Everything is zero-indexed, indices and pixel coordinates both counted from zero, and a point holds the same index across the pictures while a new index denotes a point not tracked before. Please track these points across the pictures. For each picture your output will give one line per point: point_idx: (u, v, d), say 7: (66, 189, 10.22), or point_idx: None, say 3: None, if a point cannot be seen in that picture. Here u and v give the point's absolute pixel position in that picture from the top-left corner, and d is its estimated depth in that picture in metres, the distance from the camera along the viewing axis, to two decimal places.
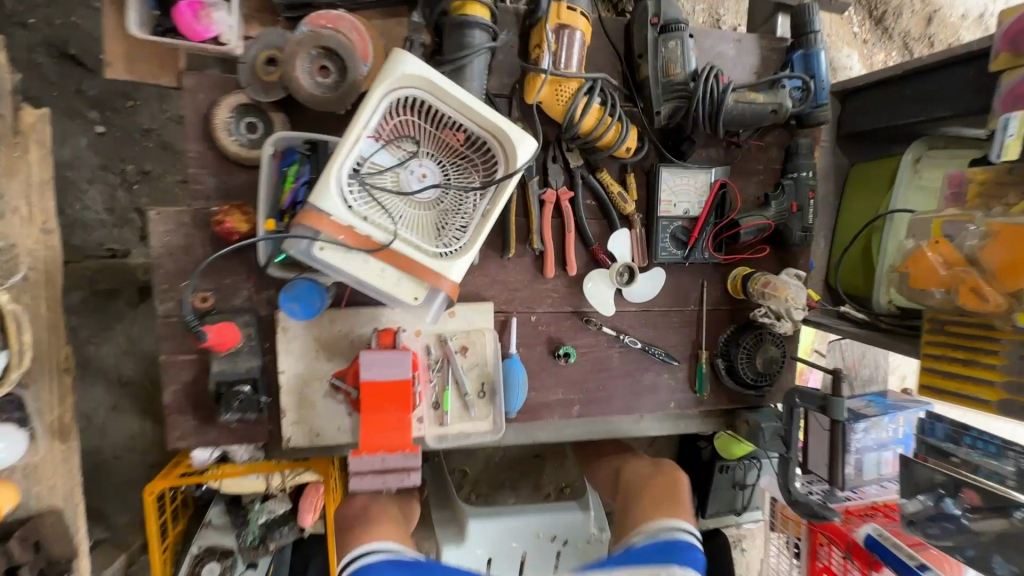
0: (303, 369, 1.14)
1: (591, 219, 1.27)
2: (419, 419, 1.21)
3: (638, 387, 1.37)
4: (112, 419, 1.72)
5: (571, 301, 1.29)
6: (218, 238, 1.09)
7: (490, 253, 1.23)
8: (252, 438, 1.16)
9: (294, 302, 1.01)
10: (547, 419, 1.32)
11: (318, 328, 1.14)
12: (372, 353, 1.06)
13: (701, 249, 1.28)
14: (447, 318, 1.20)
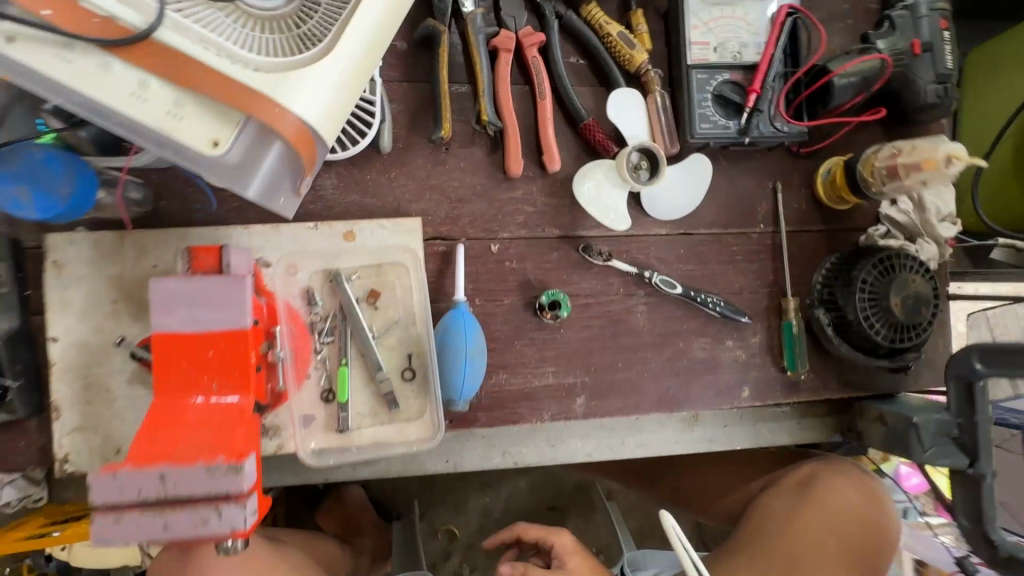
0: (89, 338, 0.67)
1: (579, 85, 0.78)
2: (299, 419, 0.70)
3: (684, 363, 0.82)
4: None
5: (556, 220, 0.78)
6: None
7: (415, 140, 0.74)
8: (9, 463, 0.67)
9: (18, 186, 0.54)
10: (530, 420, 0.77)
11: (115, 263, 0.67)
12: (174, 279, 0.57)
13: (769, 116, 0.76)
14: (342, 242, 0.71)
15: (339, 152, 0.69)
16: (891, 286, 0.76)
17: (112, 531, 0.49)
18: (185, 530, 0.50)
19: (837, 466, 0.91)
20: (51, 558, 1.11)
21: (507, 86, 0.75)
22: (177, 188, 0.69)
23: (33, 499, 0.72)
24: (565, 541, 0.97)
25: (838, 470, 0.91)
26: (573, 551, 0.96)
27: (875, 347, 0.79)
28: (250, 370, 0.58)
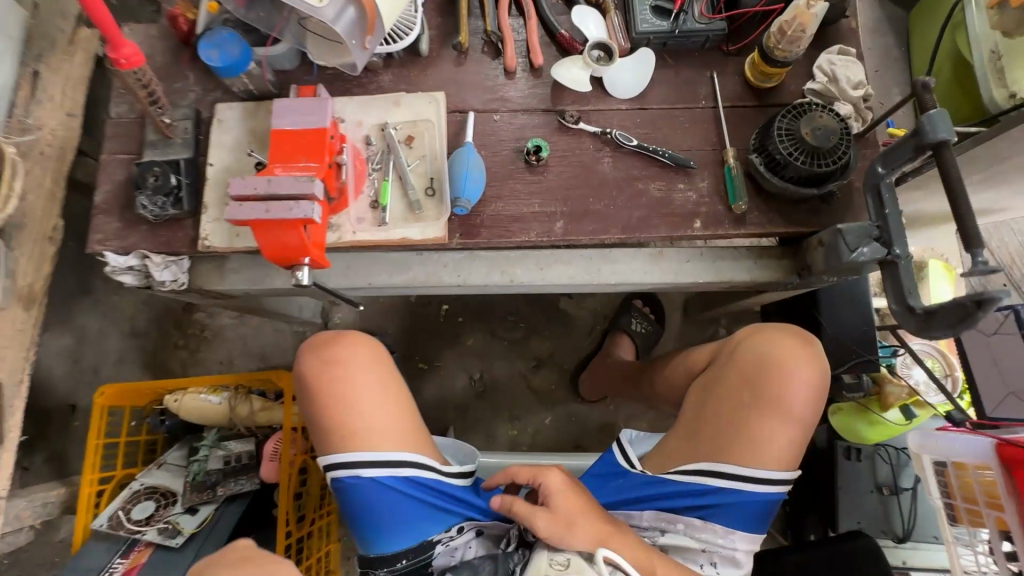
0: (231, 164, 1.04)
1: (558, 13, 1.12)
2: (356, 220, 1.00)
3: (644, 199, 1.04)
4: (122, 371, 1.74)
5: (542, 99, 1.08)
6: (172, 47, 1.11)
7: (443, 49, 1.11)
8: (172, 245, 1.02)
9: (213, 50, 0.97)
10: (520, 235, 1.02)
11: (253, 120, 1.05)
12: (287, 101, 0.94)
13: (694, 16, 1.06)
14: (391, 106, 1.05)
15: (391, 44, 1.04)
16: (801, 122, 0.96)
17: (238, 210, 0.80)
18: (279, 213, 0.80)
19: (762, 328, 1.09)
20: (165, 419, 1.43)
21: (505, 11, 1.09)
22: (292, 78, 1.07)
23: (178, 283, 1.07)
24: (551, 479, 0.96)
25: (758, 333, 1.08)
26: (556, 495, 0.93)
27: (802, 176, 0.97)
28: (325, 153, 0.92)
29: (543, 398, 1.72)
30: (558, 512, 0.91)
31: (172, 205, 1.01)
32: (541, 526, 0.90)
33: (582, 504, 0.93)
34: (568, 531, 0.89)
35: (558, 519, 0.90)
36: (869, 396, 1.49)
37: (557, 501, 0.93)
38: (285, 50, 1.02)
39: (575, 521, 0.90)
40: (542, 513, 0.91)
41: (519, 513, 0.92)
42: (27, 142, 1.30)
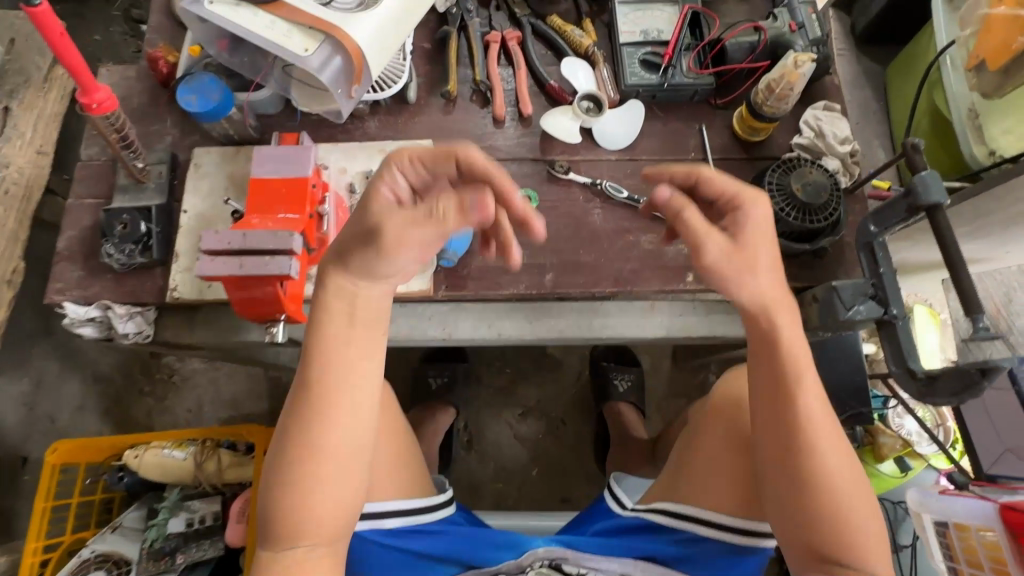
0: (206, 210, 0.99)
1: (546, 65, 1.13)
2: None
3: (636, 252, 1.01)
4: (80, 419, 1.62)
5: (531, 148, 1.07)
6: (151, 90, 1.07)
7: (431, 97, 1.09)
8: (139, 296, 0.96)
9: (192, 95, 0.93)
10: (508, 288, 0.98)
11: (231, 165, 1.01)
12: (269, 148, 0.91)
13: (683, 70, 1.07)
14: (377, 154, 1.02)
15: (379, 92, 1.03)
16: (792, 177, 0.96)
17: (210, 266, 0.75)
18: (254, 269, 0.76)
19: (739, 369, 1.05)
20: (123, 475, 1.32)
21: (494, 60, 1.09)
22: (275, 123, 1.05)
23: (143, 335, 1.00)
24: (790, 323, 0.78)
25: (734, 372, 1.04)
26: (757, 270, 0.75)
27: (794, 231, 0.96)
28: (306, 204, 0.88)
29: (530, 447, 1.65)
30: (743, 250, 0.74)
31: (140, 254, 0.95)
32: (713, 245, 0.74)
33: (779, 298, 0.78)
34: (758, 284, 0.76)
35: (760, 233, 0.75)
36: (864, 446, 1.48)
37: (756, 258, 0.75)
38: (269, 95, 1.00)
39: (741, 278, 0.75)
40: (749, 231, 0.75)
41: (697, 229, 0.74)
42: None
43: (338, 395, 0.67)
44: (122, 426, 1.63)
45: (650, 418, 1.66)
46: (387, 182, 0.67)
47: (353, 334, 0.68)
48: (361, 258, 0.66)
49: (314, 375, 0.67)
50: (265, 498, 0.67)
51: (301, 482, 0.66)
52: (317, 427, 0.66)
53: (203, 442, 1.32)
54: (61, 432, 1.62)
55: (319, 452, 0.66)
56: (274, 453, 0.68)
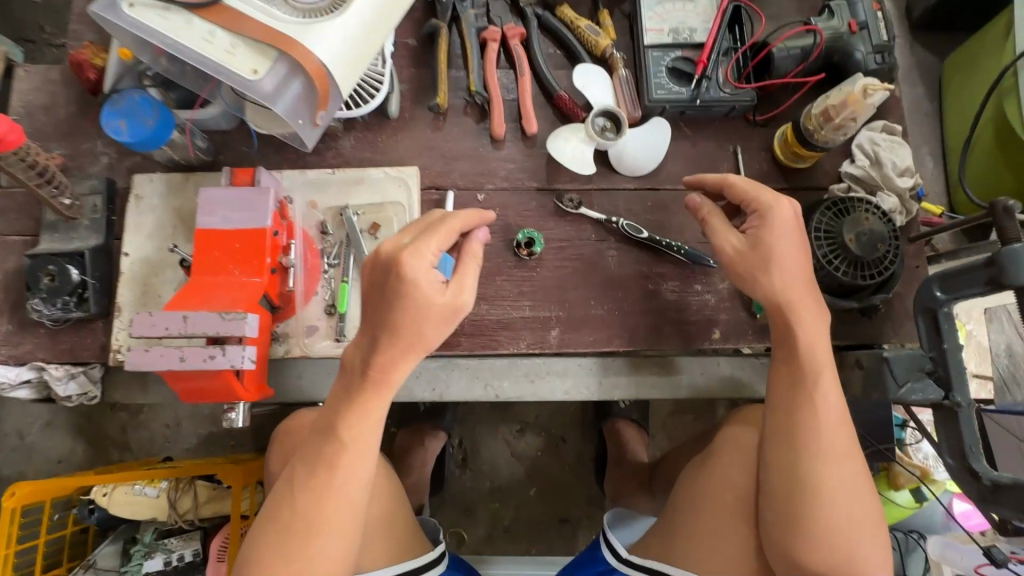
0: (153, 254, 0.84)
1: (555, 68, 0.95)
2: (307, 328, 0.82)
3: (654, 303, 0.88)
4: (49, 436, 1.52)
5: (535, 175, 0.91)
6: (81, 98, 0.89)
7: (417, 109, 0.92)
8: (78, 355, 0.83)
9: (120, 119, 0.76)
10: (507, 346, 0.85)
11: (179, 197, 0.86)
12: (218, 190, 0.74)
13: (718, 82, 0.90)
14: (353, 185, 0.87)
15: (354, 109, 0.85)
16: (843, 224, 0.81)
17: (144, 357, 0.62)
18: (197, 361, 0.62)
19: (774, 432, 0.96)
20: (94, 509, 1.24)
21: (492, 64, 0.91)
22: (230, 142, 0.88)
23: (89, 397, 0.87)
24: (831, 376, 0.73)
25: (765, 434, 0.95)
26: (781, 261, 0.73)
27: (839, 286, 0.83)
28: (265, 259, 0.73)
29: (527, 466, 1.56)
30: (759, 248, 0.74)
31: (75, 308, 0.81)
32: (732, 245, 0.76)
33: (808, 289, 0.74)
34: (785, 263, 0.73)
35: (787, 262, 0.73)
36: (876, 471, 1.30)
37: (784, 263, 0.73)
38: (219, 113, 0.83)
39: (759, 278, 0.74)
40: (764, 229, 0.74)
41: (714, 233, 0.78)
42: None
43: (344, 471, 0.67)
44: (95, 443, 1.53)
45: (654, 437, 1.56)
46: (413, 282, 0.64)
47: (364, 406, 0.67)
48: (392, 357, 0.66)
49: (325, 445, 0.67)
50: (250, 558, 0.67)
51: (288, 552, 0.65)
52: (316, 504, 0.66)
53: (177, 478, 1.23)
54: (30, 448, 1.52)
55: (319, 528, 0.66)
56: (267, 511, 0.68)
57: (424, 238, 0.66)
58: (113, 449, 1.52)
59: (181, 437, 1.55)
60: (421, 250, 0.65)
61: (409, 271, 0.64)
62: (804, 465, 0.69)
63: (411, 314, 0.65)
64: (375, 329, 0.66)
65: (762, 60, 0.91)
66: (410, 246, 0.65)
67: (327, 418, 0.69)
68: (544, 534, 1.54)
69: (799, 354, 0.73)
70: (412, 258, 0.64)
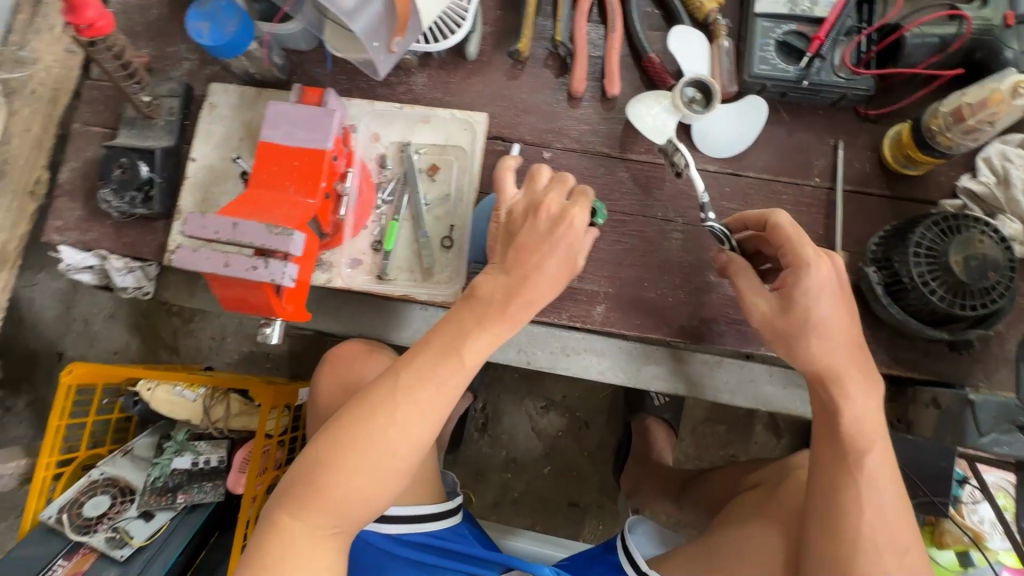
0: (218, 163, 0.85)
1: (649, 29, 0.87)
2: (352, 259, 0.81)
3: (713, 297, 0.81)
4: (109, 328, 1.63)
5: (608, 141, 0.85)
6: (174, 2, 0.91)
7: (496, 54, 0.87)
8: (138, 251, 0.86)
9: (203, 21, 0.76)
10: (549, 315, 0.82)
11: (250, 111, 0.86)
12: (284, 106, 0.74)
13: (832, 64, 0.80)
14: (418, 122, 0.84)
15: (431, 43, 0.81)
16: (950, 244, 0.70)
17: (191, 257, 0.63)
18: (239, 270, 0.62)
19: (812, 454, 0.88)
20: (137, 401, 1.32)
21: (583, 15, 0.85)
22: (305, 64, 0.87)
23: (142, 292, 0.92)
24: (882, 459, 0.63)
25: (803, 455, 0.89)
26: (823, 327, 0.64)
27: (929, 312, 0.74)
28: (320, 182, 0.71)
29: (546, 443, 1.54)
30: (795, 310, 0.65)
31: (141, 204, 0.84)
32: (765, 306, 0.67)
33: (857, 359, 0.66)
34: (826, 329, 0.64)
35: (828, 331, 0.64)
36: (920, 525, 1.18)
37: (827, 330, 0.64)
38: (298, 29, 0.81)
39: (795, 344, 0.66)
40: (802, 288, 0.64)
41: (745, 292, 0.69)
42: (16, 79, 1.07)
43: (453, 390, 0.68)
44: (148, 342, 1.62)
45: (681, 441, 1.49)
46: (577, 233, 0.68)
47: (490, 336, 0.69)
48: (534, 302, 0.70)
49: (442, 362, 0.68)
50: (330, 457, 0.67)
51: (373, 456, 0.66)
52: (416, 418, 0.67)
53: (214, 387, 1.30)
54: (92, 336, 1.64)
55: (411, 440, 0.67)
56: (361, 414, 0.67)
57: (584, 199, 0.69)
58: (163, 350, 1.62)
59: (224, 351, 1.62)
60: (580, 208, 0.69)
61: (579, 225, 0.68)
62: (842, 549, 0.61)
63: (571, 265, 0.69)
64: (533, 270, 0.68)
65: (890, 46, 0.81)
66: (579, 205, 0.68)
67: (448, 338, 0.69)
68: (552, 514, 1.52)
69: (844, 429, 0.64)
70: (579, 214, 0.68)
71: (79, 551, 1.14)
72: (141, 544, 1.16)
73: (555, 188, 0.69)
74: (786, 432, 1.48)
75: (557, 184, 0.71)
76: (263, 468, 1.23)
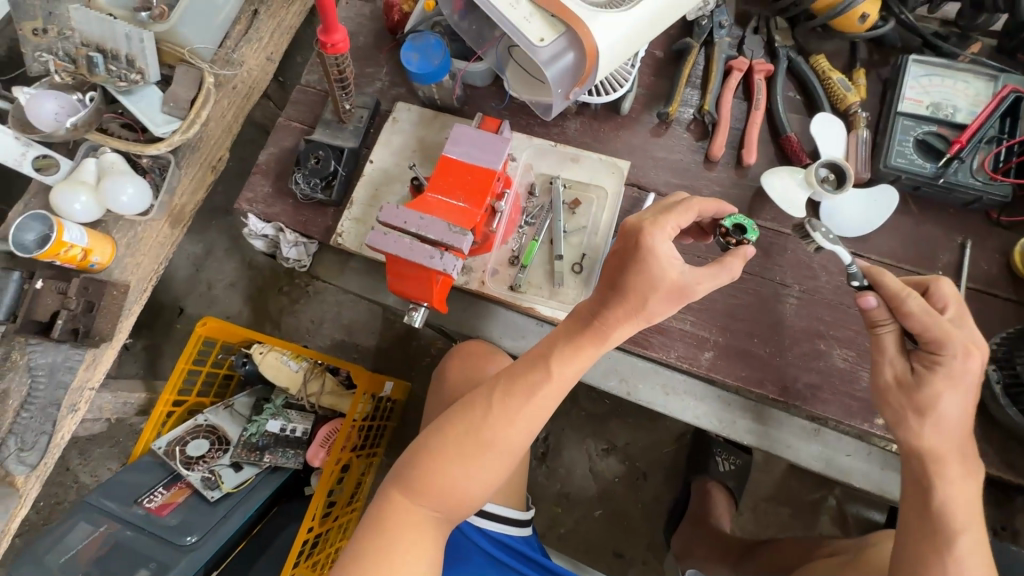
0: (390, 167, 1.00)
1: (790, 111, 0.96)
2: (490, 267, 0.91)
3: (820, 364, 0.85)
4: (228, 295, 1.82)
5: (737, 204, 0.92)
6: (380, 34, 1.09)
7: (645, 112, 0.98)
8: (309, 229, 1.01)
9: (414, 53, 0.91)
10: (658, 351, 0.87)
11: (425, 129, 1.01)
12: (467, 129, 0.86)
13: (970, 168, 0.84)
14: (568, 160, 0.95)
15: (595, 96, 0.93)
16: None
17: (381, 240, 0.75)
18: (420, 256, 0.74)
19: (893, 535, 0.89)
20: (246, 362, 1.45)
21: (730, 91, 0.94)
22: (478, 97, 1.01)
23: (300, 264, 1.06)
24: (972, 541, 0.63)
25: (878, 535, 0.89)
26: (940, 419, 0.66)
27: None
28: (487, 197, 0.83)
29: (601, 486, 1.55)
30: (921, 392, 0.66)
31: (321, 191, 0.98)
32: (892, 374, 0.69)
33: (961, 442, 0.66)
34: (943, 419, 0.65)
35: (946, 424, 0.65)
36: None
37: (944, 418, 0.65)
38: (484, 69, 0.96)
39: (904, 418, 0.68)
40: (938, 375, 0.66)
41: (877, 352, 0.71)
42: (225, 75, 1.27)
43: (542, 399, 0.70)
44: (257, 313, 1.80)
45: (740, 514, 1.46)
46: (649, 251, 0.67)
47: (579, 352, 0.71)
48: (619, 317, 0.70)
49: (532, 371, 0.71)
50: (424, 450, 0.71)
51: (460, 451, 0.69)
52: (502, 422, 0.69)
53: (316, 363, 1.42)
54: (212, 298, 1.83)
55: (496, 442, 0.69)
56: (454, 412, 0.72)
57: (666, 216, 0.68)
58: (268, 324, 1.79)
59: (319, 335, 1.77)
60: (659, 224, 0.68)
61: (656, 243, 0.67)
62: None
63: (647, 277, 0.67)
64: (619, 288, 0.69)
65: None
66: (652, 219, 0.67)
67: (541, 350, 0.72)
68: (596, 559, 1.51)
69: (936, 509, 0.64)
70: (654, 227, 0.67)
71: (176, 484, 1.28)
72: (230, 490, 1.28)
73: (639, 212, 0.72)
74: (854, 528, 1.42)
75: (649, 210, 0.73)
76: (343, 448, 1.32)
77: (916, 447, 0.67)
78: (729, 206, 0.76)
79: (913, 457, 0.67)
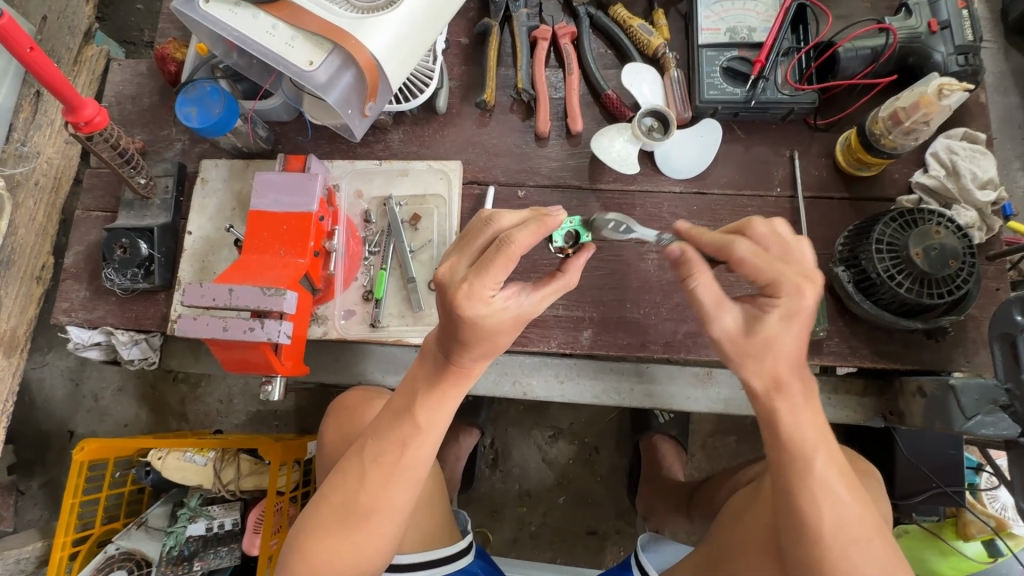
0: (212, 233, 0.91)
1: (604, 68, 0.94)
2: (343, 310, 0.86)
3: (693, 311, 0.84)
4: (117, 403, 1.60)
5: (579, 174, 0.90)
6: (166, 90, 0.98)
7: (464, 104, 0.93)
8: (142, 323, 0.90)
9: (191, 107, 0.82)
10: (538, 345, 0.85)
11: (240, 182, 0.92)
12: (271, 174, 0.78)
13: (776, 83, 0.86)
14: (397, 177, 0.91)
15: (402, 103, 0.87)
16: (909, 237, 0.74)
17: (192, 325, 0.68)
18: (238, 332, 0.67)
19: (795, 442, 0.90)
20: (150, 471, 1.30)
21: (541, 63, 0.91)
22: (288, 133, 0.93)
23: (148, 361, 0.96)
24: (826, 458, 0.61)
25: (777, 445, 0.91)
26: (778, 356, 0.60)
27: (900, 304, 0.77)
28: (309, 242, 0.76)
29: (558, 472, 1.53)
30: (756, 338, 0.59)
31: (142, 279, 0.88)
32: (724, 326, 0.61)
33: (796, 369, 0.61)
34: (778, 354, 0.59)
35: (776, 360, 0.60)
36: (944, 517, 1.14)
37: (778, 356, 0.60)
38: (278, 104, 0.88)
39: (743, 364, 0.61)
40: (772, 317, 0.59)
41: (702, 305, 0.61)
42: (20, 173, 1.07)
43: (413, 454, 0.67)
44: (157, 411, 1.60)
45: (693, 456, 1.48)
46: (478, 321, 0.56)
47: (441, 396, 0.66)
48: (471, 360, 0.63)
49: (398, 428, 0.67)
50: (306, 531, 0.68)
51: (343, 524, 0.67)
52: (378, 487, 0.67)
53: (224, 449, 1.28)
54: (102, 411, 1.61)
55: (378, 506, 0.67)
56: (331, 485, 0.69)
57: (482, 273, 0.53)
58: (172, 418, 1.60)
59: (233, 413, 1.60)
60: (476, 285, 0.54)
61: (485, 306, 0.55)
62: (814, 553, 0.59)
63: (485, 331, 0.57)
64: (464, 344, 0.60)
65: (827, 62, 0.87)
66: (468, 287, 0.53)
67: (405, 400, 0.68)
68: (572, 545, 1.50)
69: (784, 440, 0.61)
70: (471, 298, 0.54)
71: None
72: None
73: (450, 262, 0.57)
74: None
75: (460, 254, 0.57)
76: (275, 527, 1.17)
77: (755, 385, 0.62)
78: (553, 214, 0.56)
79: (756, 395, 0.62)
